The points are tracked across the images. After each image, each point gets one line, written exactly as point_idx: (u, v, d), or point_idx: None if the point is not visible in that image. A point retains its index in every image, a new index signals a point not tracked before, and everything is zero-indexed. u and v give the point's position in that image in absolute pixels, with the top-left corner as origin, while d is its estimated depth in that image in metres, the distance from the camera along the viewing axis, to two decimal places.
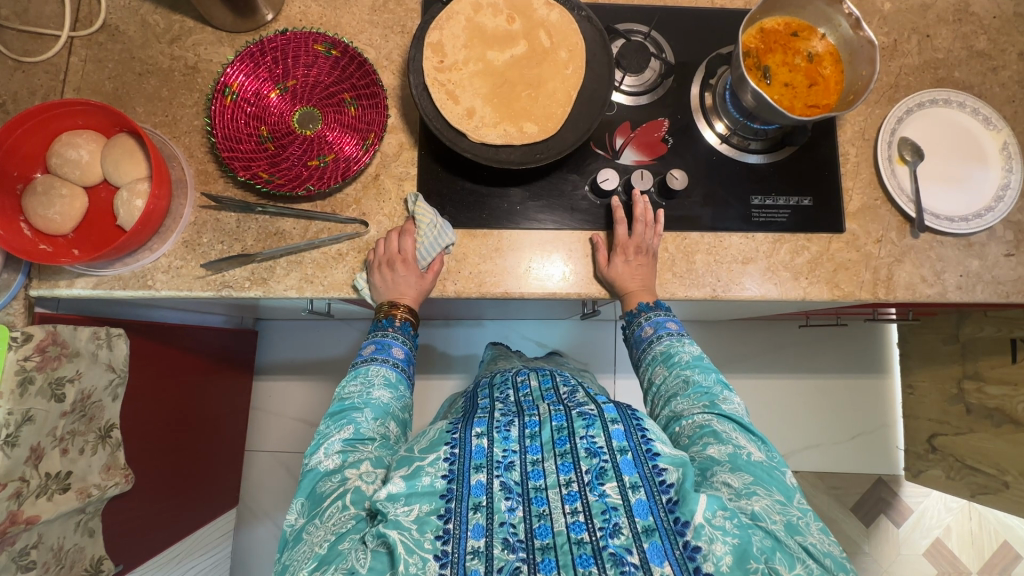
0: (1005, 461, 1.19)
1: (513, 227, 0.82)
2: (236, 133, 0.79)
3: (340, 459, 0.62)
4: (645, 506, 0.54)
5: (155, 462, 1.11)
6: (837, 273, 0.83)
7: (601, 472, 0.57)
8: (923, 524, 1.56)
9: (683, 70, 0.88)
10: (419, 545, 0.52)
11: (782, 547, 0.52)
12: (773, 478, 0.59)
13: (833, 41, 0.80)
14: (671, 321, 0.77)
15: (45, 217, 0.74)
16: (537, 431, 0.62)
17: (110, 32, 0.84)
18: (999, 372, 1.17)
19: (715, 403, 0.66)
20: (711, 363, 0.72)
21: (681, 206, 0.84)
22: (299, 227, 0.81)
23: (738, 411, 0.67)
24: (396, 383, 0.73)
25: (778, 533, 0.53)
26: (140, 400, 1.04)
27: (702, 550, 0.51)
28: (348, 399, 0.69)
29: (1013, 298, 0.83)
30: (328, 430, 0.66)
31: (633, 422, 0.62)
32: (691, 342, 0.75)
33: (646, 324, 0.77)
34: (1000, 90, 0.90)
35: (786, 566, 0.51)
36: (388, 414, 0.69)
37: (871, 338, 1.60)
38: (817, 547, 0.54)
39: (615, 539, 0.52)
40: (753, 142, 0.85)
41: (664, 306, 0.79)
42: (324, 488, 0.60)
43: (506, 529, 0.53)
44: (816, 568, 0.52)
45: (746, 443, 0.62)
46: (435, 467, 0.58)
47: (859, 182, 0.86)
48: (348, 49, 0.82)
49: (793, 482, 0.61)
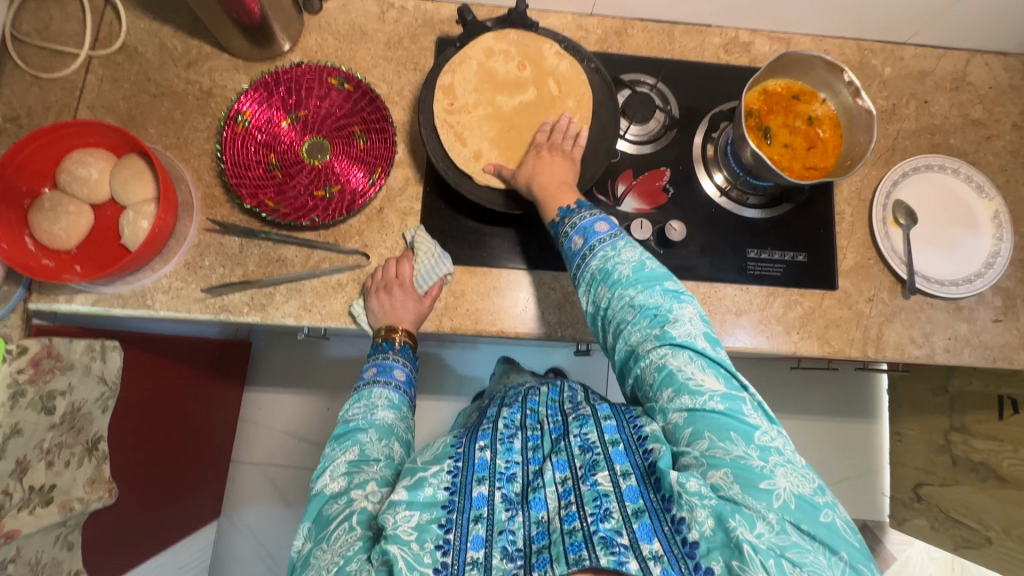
0: (989, 516, 1.20)
1: (512, 267, 0.83)
2: (246, 160, 0.81)
3: (346, 480, 0.62)
4: (635, 491, 0.56)
5: (135, 470, 1.09)
6: (829, 329, 0.84)
7: (594, 464, 0.58)
8: (908, 572, 1.56)
9: (687, 122, 0.90)
10: (419, 561, 0.51)
11: (742, 508, 0.51)
12: (729, 419, 0.56)
13: (833, 106, 0.82)
14: (597, 221, 0.69)
15: (50, 233, 0.74)
16: (538, 443, 0.64)
17: (129, 53, 0.85)
18: (985, 428, 1.19)
19: (667, 330, 0.61)
20: (656, 271, 0.66)
21: (678, 255, 0.85)
22: (300, 255, 0.82)
23: (691, 332, 0.61)
24: (399, 405, 0.73)
25: (738, 497, 0.52)
26: (128, 408, 1.03)
27: (686, 520, 0.52)
28: (352, 421, 0.69)
29: (999, 363, 0.85)
30: (334, 452, 0.67)
31: (625, 416, 0.64)
32: (626, 245, 0.67)
33: (572, 232, 0.70)
34: (993, 159, 0.92)
35: (748, 526, 0.50)
36: (393, 435, 0.69)
37: (861, 384, 1.60)
38: (780, 494, 0.52)
39: (605, 524, 0.53)
40: (751, 197, 0.87)
41: (587, 206, 0.72)
42: (331, 511, 0.60)
43: (505, 537, 0.54)
44: (778, 522, 0.51)
45: (702, 376, 0.59)
46: (438, 478, 0.58)
47: (853, 241, 0.88)
48: (361, 84, 0.84)
49: (751, 408, 0.58)
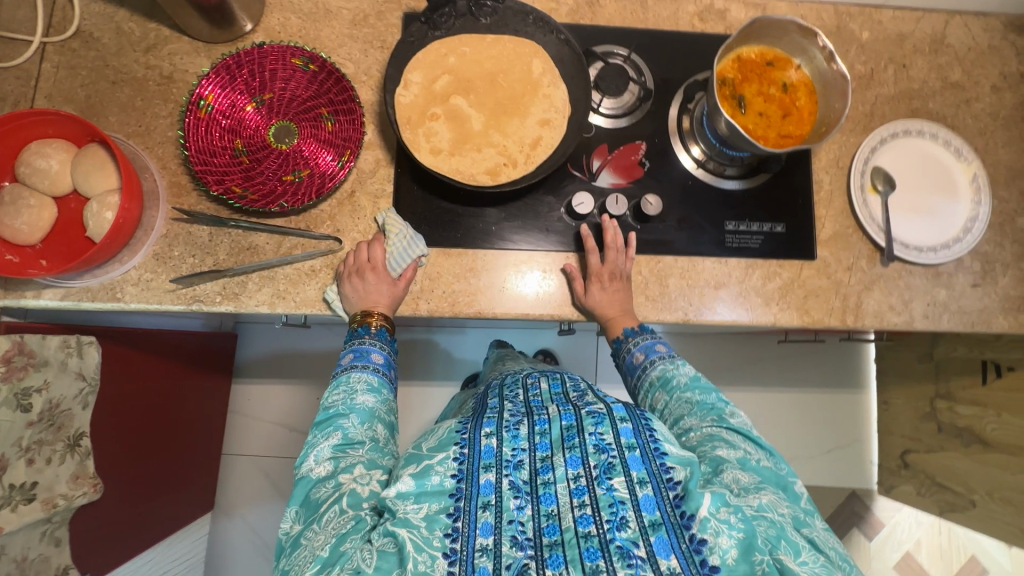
0: (973, 479, 1.22)
1: (489, 247, 0.82)
2: (211, 146, 0.79)
3: (332, 465, 0.62)
4: (652, 502, 0.54)
5: (127, 456, 1.10)
6: (808, 299, 0.84)
7: (609, 467, 0.57)
8: (895, 537, 1.59)
9: (663, 93, 0.88)
10: (428, 544, 0.52)
11: (787, 535, 0.54)
12: (779, 484, 0.60)
13: (808, 71, 0.81)
14: (660, 343, 0.78)
15: (12, 228, 0.72)
16: (547, 428, 0.62)
17: (85, 39, 0.83)
18: (969, 393, 1.20)
19: (723, 417, 0.66)
20: (709, 383, 0.73)
21: (655, 230, 0.84)
22: (272, 242, 0.80)
23: (745, 424, 0.67)
24: (378, 388, 0.71)
25: (782, 524, 0.55)
26: (108, 410, 1.02)
27: (707, 542, 0.52)
28: (332, 407, 0.68)
29: (977, 327, 0.85)
30: (315, 438, 0.65)
31: (642, 421, 0.62)
32: (685, 363, 0.75)
33: (636, 349, 0.77)
34: (972, 122, 0.91)
35: (791, 554, 0.52)
36: (375, 418, 0.68)
37: (849, 354, 1.61)
38: (820, 539, 0.56)
39: (622, 532, 0.52)
40: (729, 168, 0.86)
41: (650, 330, 0.80)
42: (319, 495, 0.59)
43: (515, 527, 0.53)
44: (820, 558, 0.54)
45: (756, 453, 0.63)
46: (444, 466, 0.57)
47: (831, 210, 0.87)
48: (326, 64, 0.81)
49: (803, 489, 0.62)
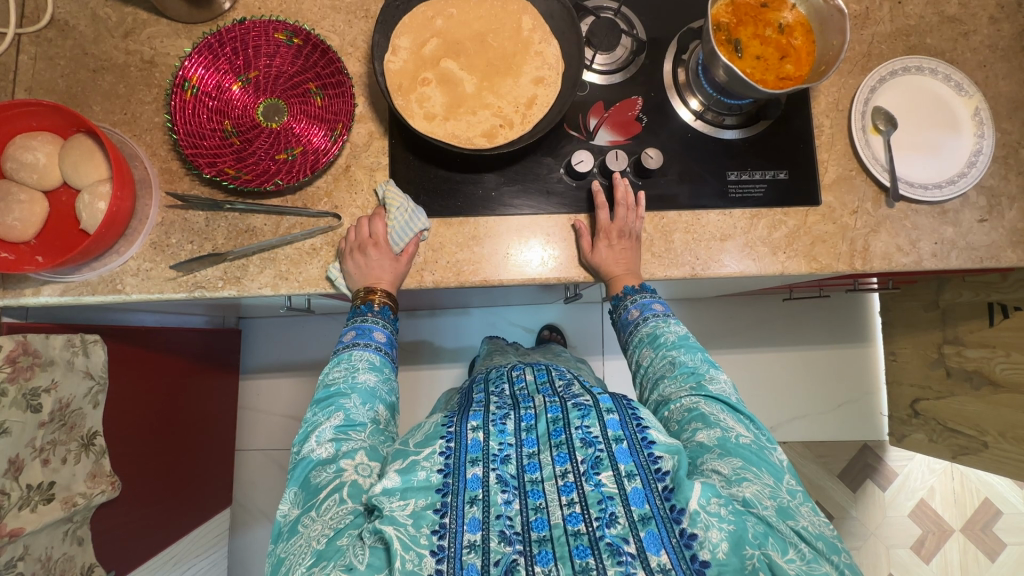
0: (984, 421, 1.22)
1: (490, 213, 0.81)
2: (199, 128, 0.76)
3: (334, 447, 0.61)
4: (640, 494, 0.54)
5: (140, 467, 1.09)
6: (815, 246, 0.83)
7: (596, 462, 0.56)
8: (909, 486, 1.60)
9: (655, 47, 0.87)
10: (416, 541, 0.51)
11: (774, 532, 0.53)
12: (762, 458, 0.59)
13: (804, 10, 0.79)
14: (658, 304, 0.77)
15: (4, 224, 0.71)
16: (533, 424, 0.61)
17: (60, 28, 0.81)
18: (978, 336, 1.20)
19: (702, 384, 0.66)
20: (698, 342, 0.72)
21: (657, 185, 0.83)
22: (270, 223, 0.79)
23: (725, 390, 0.66)
24: (380, 366, 0.71)
25: (769, 519, 0.53)
26: (116, 420, 1.01)
27: (698, 537, 0.51)
28: (333, 385, 0.67)
29: (986, 263, 0.84)
30: (317, 417, 0.64)
31: (628, 412, 0.62)
32: (676, 322, 0.75)
33: (632, 306, 0.77)
34: (971, 56, 0.89)
35: (779, 551, 0.51)
36: (376, 399, 0.67)
37: (854, 308, 1.61)
38: (808, 530, 0.54)
39: (611, 529, 0.52)
40: (728, 117, 0.85)
41: (650, 289, 0.78)
42: (319, 480, 0.58)
43: (503, 522, 0.53)
44: (808, 551, 0.52)
45: (733, 422, 0.62)
46: (430, 461, 0.57)
47: (834, 153, 0.86)
48: (310, 37, 0.79)
49: (782, 460, 0.61)
